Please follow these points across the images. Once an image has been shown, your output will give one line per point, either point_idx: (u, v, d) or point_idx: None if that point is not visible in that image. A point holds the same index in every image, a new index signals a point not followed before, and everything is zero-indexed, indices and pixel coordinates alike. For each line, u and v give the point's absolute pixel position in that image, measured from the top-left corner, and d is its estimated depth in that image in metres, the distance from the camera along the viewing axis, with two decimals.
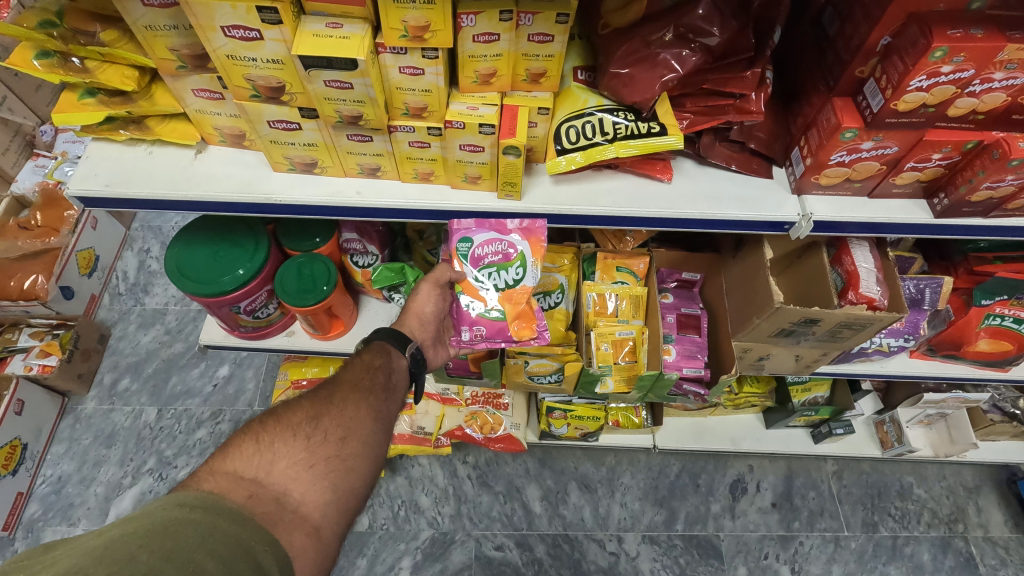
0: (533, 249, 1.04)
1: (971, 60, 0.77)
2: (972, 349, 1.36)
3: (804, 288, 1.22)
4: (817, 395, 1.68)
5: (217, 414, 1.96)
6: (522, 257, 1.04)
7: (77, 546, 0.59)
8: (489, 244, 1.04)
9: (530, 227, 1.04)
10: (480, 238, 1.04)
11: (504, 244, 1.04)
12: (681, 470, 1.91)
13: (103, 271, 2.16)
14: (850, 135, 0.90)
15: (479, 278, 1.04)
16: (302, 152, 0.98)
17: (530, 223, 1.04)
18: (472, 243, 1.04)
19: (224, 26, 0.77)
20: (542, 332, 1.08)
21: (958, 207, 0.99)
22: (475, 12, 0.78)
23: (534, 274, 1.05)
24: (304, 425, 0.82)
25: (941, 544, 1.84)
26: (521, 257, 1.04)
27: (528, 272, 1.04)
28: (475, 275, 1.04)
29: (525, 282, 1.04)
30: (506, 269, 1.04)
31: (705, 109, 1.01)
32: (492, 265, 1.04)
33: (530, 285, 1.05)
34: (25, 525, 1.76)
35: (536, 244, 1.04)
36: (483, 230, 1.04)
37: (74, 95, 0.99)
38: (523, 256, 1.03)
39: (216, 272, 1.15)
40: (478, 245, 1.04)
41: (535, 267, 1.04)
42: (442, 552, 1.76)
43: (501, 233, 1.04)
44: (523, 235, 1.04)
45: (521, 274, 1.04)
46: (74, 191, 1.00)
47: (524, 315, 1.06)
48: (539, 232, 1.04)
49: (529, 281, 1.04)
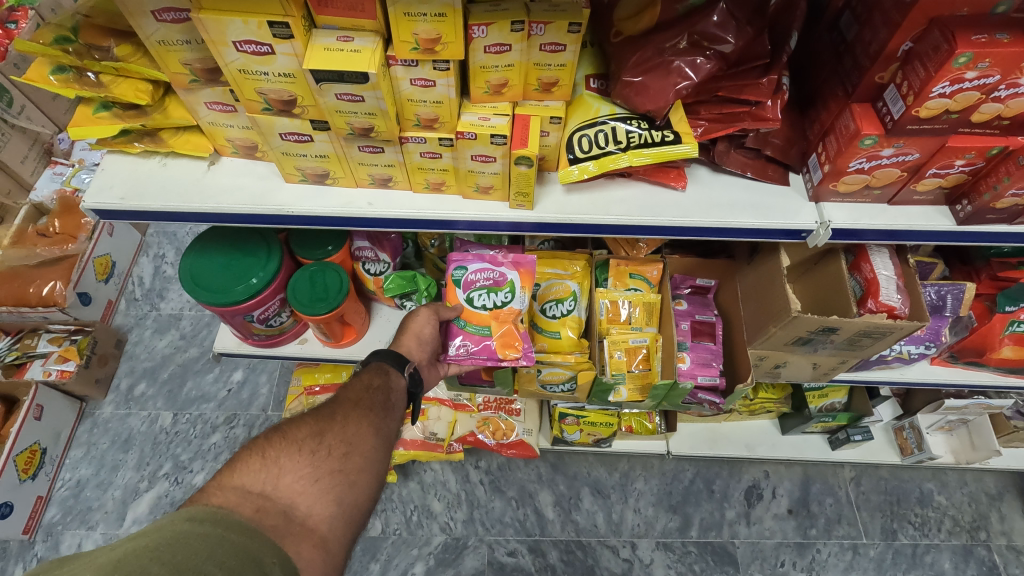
0: (523, 277, 1.15)
1: (997, 65, 0.75)
2: (996, 355, 1.32)
3: (821, 296, 1.20)
4: (834, 402, 1.65)
5: (231, 418, 1.97)
6: (511, 284, 1.15)
7: (90, 561, 0.59)
8: (481, 270, 1.15)
9: (519, 260, 1.17)
10: (474, 266, 1.16)
11: (495, 273, 1.15)
12: (696, 476, 1.89)
13: (119, 277, 2.19)
14: (870, 142, 0.88)
15: (469, 299, 1.14)
16: (313, 163, 0.98)
17: (519, 257, 1.17)
18: (466, 270, 1.16)
19: (236, 41, 0.77)
20: (528, 352, 1.13)
21: (981, 214, 0.97)
22: (486, 23, 0.77)
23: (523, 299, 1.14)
24: (309, 441, 0.82)
25: (962, 552, 1.80)
26: (510, 284, 1.15)
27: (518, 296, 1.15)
28: (466, 297, 1.15)
29: (512, 305, 1.14)
30: (496, 292, 1.14)
31: (719, 116, 0.99)
32: (483, 288, 1.14)
33: (518, 309, 1.14)
34: (45, 529, 1.78)
35: (525, 273, 1.15)
36: (477, 260, 1.17)
37: (88, 109, 1.00)
38: (512, 283, 1.14)
39: (230, 281, 1.15)
40: (471, 271, 1.15)
41: (521, 293, 1.14)
42: (455, 557, 1.76)
43: (493, 265, 1.16)
44: (512, 266, 1.16)
45: (509, 298, 1.14)
46: (89, 204, 1.01)
47: (510, 333, 1.13)
48: (527, 266, 1.16)
49: (517, 303, 1.13)
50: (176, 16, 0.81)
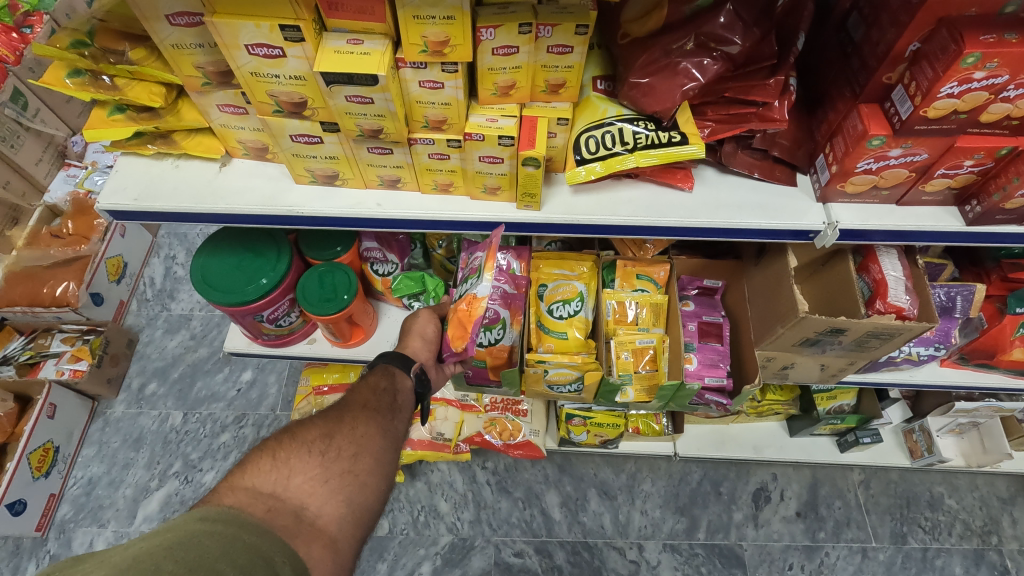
0: (490, 253, 1.02)
1: (1006, 65, 0.75)
2: (1006, 357, 1.30)
3: (830, 297, 1.20)
4: (843, 403, 1.65)
5: (240, 418, 1.99)
6: (480, 268, 1.06)
7: (106, 559, 0.60)
8: (474, 259, 1.14)
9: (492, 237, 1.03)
10: (473, 257, 1.17)
11: (477, 258, 1.12)
12: (703, 478, 1.89)
13: (131, 278, 2.21)
14: (878, 143, 0.88)
15: (456, 294, 1.15)
16: (323, 165, 0.99)
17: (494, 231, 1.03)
18: (467, 264, 1.19)
19: (248, 45, 0.79)
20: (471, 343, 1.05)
21: (991, 214, 0.96)
22: (495, 26, 0.78)
23: (484, 282, 1.02)
24: (318, 442, 0.83)
25: (974, 557, 1.78)
26: (479, 269, 1.06)
27: (480, 279, 1.03)
28: (456, 292, 1.16)
29: (471, 290, 1.05)
30: (469, 280, 1.11)
31: (727, 117, 0.99)
32: (467, 277, 1.13)
33: (478, 294, 1.02)
34: (58, 526, 1.81)
35: (490, 249, 1.01)
36: (477, 250, 1.17)
37: (103, 112, 1.02)
38: (479, 267, 1.05)
39: (241, 282, 1.16)
40: (469, 263, 1.17)
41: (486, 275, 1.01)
42: (461, 557, 1.76)
43: (482, 251, 1.12)
44: (488, 244, 1.05)
45: (474, 284, 1.06)
46: (103, 205, 1.02)
47: (459, 324, 1.07)
48: (495, 239, 1.01)
49: (476, 288, 1.03)
50: (189, 20, 0.82)
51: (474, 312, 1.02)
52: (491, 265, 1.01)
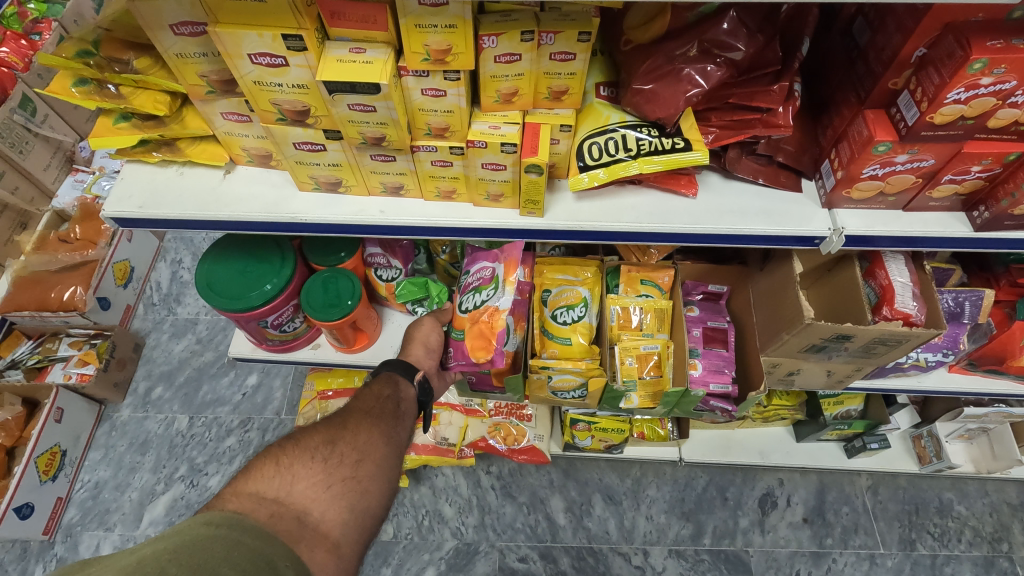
0: (508, 268, 1.12)
1: (1013, 70, 0.74)
2: (1017, 363, 1.27)
3: (837, 303, 1.19)
4: (850, 408, 1.62)
5: (245, 422, 1.99)
6: (496, 280, 1.12)
7: (111, 563, 0.61)
8: (479, 271, 1.17)
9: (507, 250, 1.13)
10: (475, 268, 1.19)
11: (487, 271, 1.16)
12: (708, 483, 1.87)
13: (137, 282, 2.22)
14: (884, 149, 0.87)
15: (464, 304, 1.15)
16: (326, 172, 0.99)
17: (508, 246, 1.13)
18: (467, 275, 1.20)
19: (251, 54, 0.79)
20: (501, 354, 1.09)
21: (999, 220, 0.95)
22: (497, 34, 0.78)
23: (506, 296, 1.10)
24: (321, 449, 0.83)
25: (984, 564, 1.76)
26: (495, 281, 1.12)
27: (500, 292, 1.11)
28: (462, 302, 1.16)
29: (491, 303, 1.10)
30: (480, 292, 1.12)
31: (730, 124, 0.99)
32: (475, 288, 1.15)
33: (501, 305, 1.09)
34: (64, 529, 1.82)
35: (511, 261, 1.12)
36: (478, 262, 1.19)
37: (108, 120, 1.02)
38: (496, 280, 1.11)
39: (246, 288, 1.17)
40: (471, 273, 1.18)
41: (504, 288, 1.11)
42: (466, 563, 1.76)
43: (490, 263, 1.17)
44: (502, 260, 1.14)
45: (491, 296, 1.11)
46: (108, 213, 1.03)
47: (482, 337, 1.09)
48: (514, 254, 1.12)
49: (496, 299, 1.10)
50: (193, 29, 0.82)
51: (498, 323, 1.08)
52: (510, 277, 1.11)
